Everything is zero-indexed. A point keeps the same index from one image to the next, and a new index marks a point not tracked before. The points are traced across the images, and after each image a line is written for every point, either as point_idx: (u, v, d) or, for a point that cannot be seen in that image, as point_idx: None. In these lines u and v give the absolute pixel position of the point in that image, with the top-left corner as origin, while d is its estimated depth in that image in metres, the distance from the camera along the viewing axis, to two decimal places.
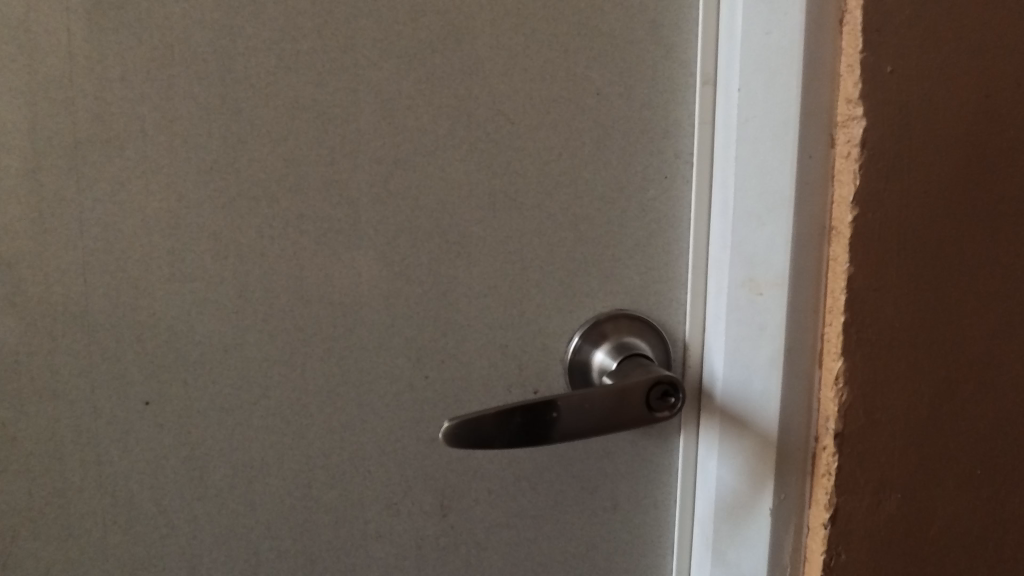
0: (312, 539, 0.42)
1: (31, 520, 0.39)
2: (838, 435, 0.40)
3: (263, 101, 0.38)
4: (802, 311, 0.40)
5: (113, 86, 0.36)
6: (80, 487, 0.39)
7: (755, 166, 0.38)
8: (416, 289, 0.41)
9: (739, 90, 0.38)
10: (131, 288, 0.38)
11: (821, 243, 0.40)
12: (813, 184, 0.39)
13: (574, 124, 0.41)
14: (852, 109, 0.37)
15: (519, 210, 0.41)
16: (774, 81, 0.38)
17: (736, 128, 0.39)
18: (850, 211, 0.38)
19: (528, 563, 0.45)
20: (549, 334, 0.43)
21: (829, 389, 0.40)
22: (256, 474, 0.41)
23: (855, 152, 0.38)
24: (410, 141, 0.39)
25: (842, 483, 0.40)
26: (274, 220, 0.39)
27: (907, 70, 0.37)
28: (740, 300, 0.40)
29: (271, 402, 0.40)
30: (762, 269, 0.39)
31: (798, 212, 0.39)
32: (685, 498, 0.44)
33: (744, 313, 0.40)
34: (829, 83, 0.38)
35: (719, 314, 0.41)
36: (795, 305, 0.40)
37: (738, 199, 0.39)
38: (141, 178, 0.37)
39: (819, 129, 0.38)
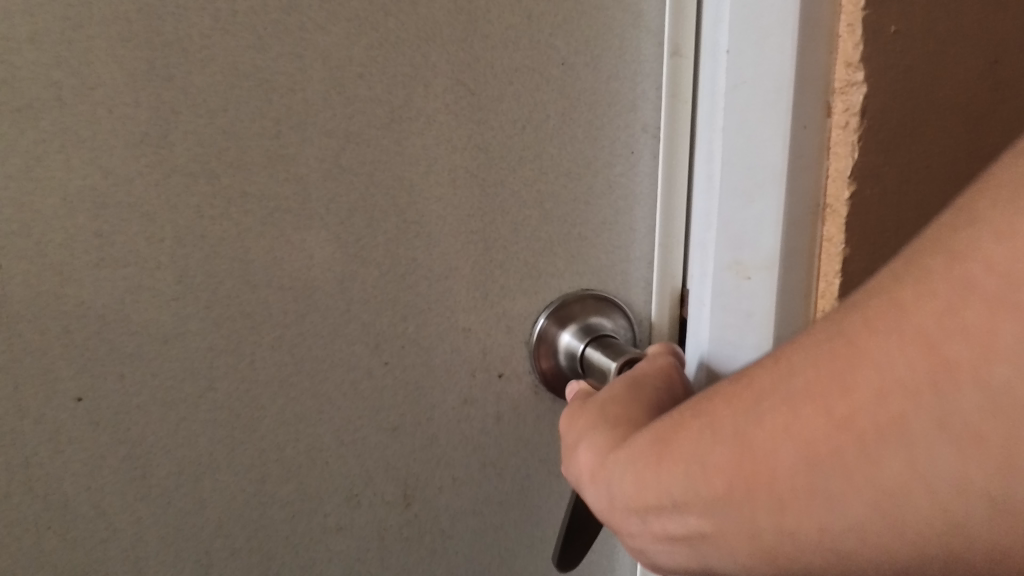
0: (269, 535, 0.39)
1: None
2: None
3: (199, 67, 0.34)
4: (792, 295, 0.36)
5: (22, 49, 0.32)
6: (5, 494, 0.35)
7: (743, 139, 0.36)
8: (373, 271, 0.38)
9: (728, 54, 0.36)
10: (54, 275, 0.34)
11: (814, 222, 0.36)
12: (808, 157, 0.35)
13: (538, 95, 0.39)
14: (852, 74, 0.33)
15: (481, 186, 0.39)
16: (767, 40, 0.34)
17: (727, 96, 0.36)
18: (846, 187, 0.35)
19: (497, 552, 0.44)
20: (514, 316, 0.41)
21: None
22: (205, 470, 0.38)
23: (854, 122, 0.34)
24: (363, 113, 0.37)
25: None
26: (215, 198, 0.35)
27: (909, 31, 0.34)
28: (728, 282, 0.38)
29: (218, 394, 0.37)
30: (750, 251, 0.36)
31: (791, 189, 0.34)
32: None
33: (732, 298, 0.38)
34: (826, 45, 0.33)
35: (704, 297, 0.40)
36: (787, 290, 0.36)
37: (723, 174, 0.37)
38: (61, 152, 0.33)
39: (817, 93, 0.34)
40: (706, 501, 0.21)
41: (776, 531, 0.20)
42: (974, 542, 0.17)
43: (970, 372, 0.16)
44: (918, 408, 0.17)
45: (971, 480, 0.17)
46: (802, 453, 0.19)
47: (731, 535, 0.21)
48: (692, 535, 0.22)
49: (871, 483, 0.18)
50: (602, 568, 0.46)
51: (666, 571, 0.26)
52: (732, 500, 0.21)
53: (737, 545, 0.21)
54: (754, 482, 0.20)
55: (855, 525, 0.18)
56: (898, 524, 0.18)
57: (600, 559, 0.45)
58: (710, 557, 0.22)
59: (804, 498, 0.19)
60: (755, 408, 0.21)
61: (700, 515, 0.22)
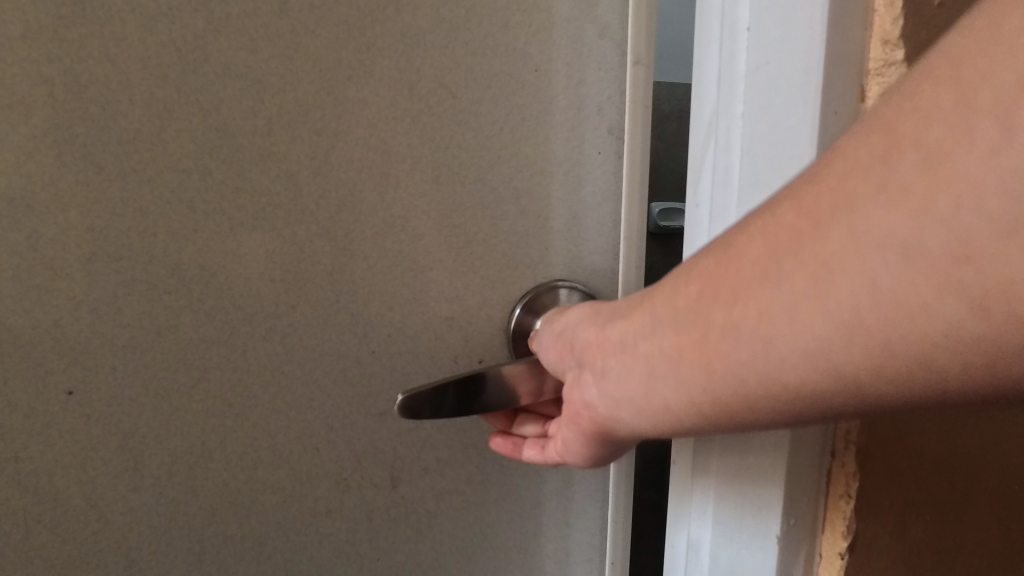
0: (261, 521, 0.41)
1: None
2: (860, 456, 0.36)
3: (192, 67, 0.35)
4: None
5: (15, 46, 0.33)
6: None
7: (767, 125, 0.35)
8: (362, 263, 0.40)
9: (749, 29, 0.35)
10: (46, 269, 0.35)
11: None
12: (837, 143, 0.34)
13: (514, 99, 0.42)
14: (890, 53, 0.33)
15: (462, 182, 0.42)
16: (792, 16, 0.33)
17: (748, 77, 0.35)
18: None
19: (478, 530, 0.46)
20: (493, 305, 0.44)
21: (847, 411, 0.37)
22: (197, 459, 0.39)
23: None
24: (351, 113, 0.39)
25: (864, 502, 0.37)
26: (208, 193, 0.37)
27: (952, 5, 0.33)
28: None
29: (210, 384, 0.38)
30: None
31: None
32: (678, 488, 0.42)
33: None
34: (860, 22, 0.33)
35: None
36: None
37: (747, 162, 0.36)
38: (53, 148, 0.34)
39: (849, 77, 0.34)
40: (678, 308, 0.28)
41: (725, 320, 0.25)
42: (879, 301, 0.21)
43: (912, 144, 0.20)
44: (864, 186, 0.21)
45: (895, 236, 0.20)
46: (765, 246, 0.24)
47: (690, 338, 0.27)
48: (659, 340, 0.29)
49: (814, 256, 0.22)
50: (580, 546, 0.47)
51: (630, 401, 0.31)
52: (704, 300, 0.27)
53: (691, 341, 0.27)
54: (722, 279, 0.26)
55: (785, 302, 0.23)
56: (824, 297, 0.22)
57: (578, 538, 0.47)
58: (664, 369, 0.29)
59: (754, 283, 0.24)
60: (741, 225, 0.26)
61: (674, 318, 0.28)
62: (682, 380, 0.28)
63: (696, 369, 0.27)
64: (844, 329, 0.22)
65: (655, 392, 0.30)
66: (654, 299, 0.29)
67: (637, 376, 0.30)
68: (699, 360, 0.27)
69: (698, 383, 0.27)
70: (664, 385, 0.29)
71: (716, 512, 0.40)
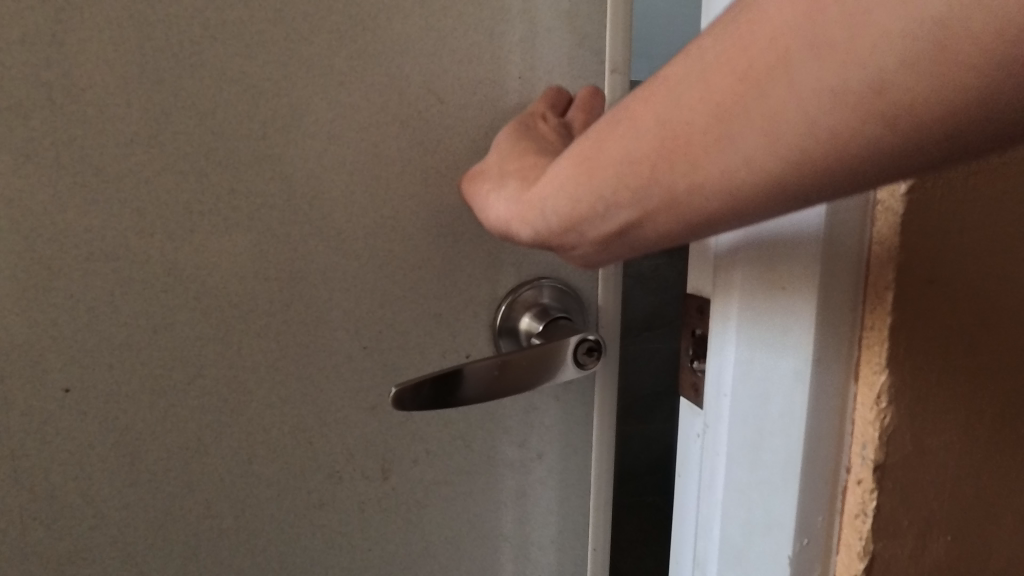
0: (255, 514, 0.42)
1: None
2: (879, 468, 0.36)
3: (189, 72, 0.36)
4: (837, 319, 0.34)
5: (13, 50, 0.33)
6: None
7: None
8: (354, 262, 0.42)
9: None
10: (43, 269, 0.35)
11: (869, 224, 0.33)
12: None
13: (499, 104, 0.44)
14: None
15: (449, 183, 0.43)
16: None
17: None
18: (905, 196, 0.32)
19: (465, 519, 0.47)
20: (479, 302, 0.45)
21: (869, 410, 0.35)
22: (193, 454, 0.40)
23: None
24: (344, 118, 0.40)
25: (881, 522, 0.37)
26: (204, 194, 0.38)
27: None
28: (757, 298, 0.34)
29: (206, 380, 0.39)
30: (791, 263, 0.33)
31: None
32: (696, 252, 0.38)
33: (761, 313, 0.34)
34: None
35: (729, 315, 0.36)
36: (828, 308, 0.33)
37: None
38: (51, 150, 0.35)
39: None
40: (632, 186, 0.25)
41: (685, 189, 0.24)
42: (833, 143, 0.19)
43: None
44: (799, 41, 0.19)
45: (839, 84, 0.18)
46: (708, 112, 0.22)
47: (648, 207, 0.26)
48: (626, 218, 0.27)
49: (760, 117, 0.21)
50: (563, 533, 0.49)
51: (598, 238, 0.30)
52: (655, 176, 0.24)
53: (657, 212, 0.25)
54: (671, 150, 0.23)
55: (739, 163, 0.22)
56: (776, 150, 0.21)
57: (562, 525, 0.49)
58: (641, 233, 0.28)
59: (706, 148, 0.22)
60: (671, 88, 0.23)
61: (629, 197, 0.26)
62: (662, 236, 0.27)
63: (674, 234, 0.26)
64: (806, 175, 0.20)
65: (637, 245, 0.29)
66: (597, 163, 0.27)
67: (621, 244, 0.29)
68: (674, 224, 0.25)
69: (679, 239, 0.26)
70: (643, 236, 0.28)
71: (722, 529, 0.38)
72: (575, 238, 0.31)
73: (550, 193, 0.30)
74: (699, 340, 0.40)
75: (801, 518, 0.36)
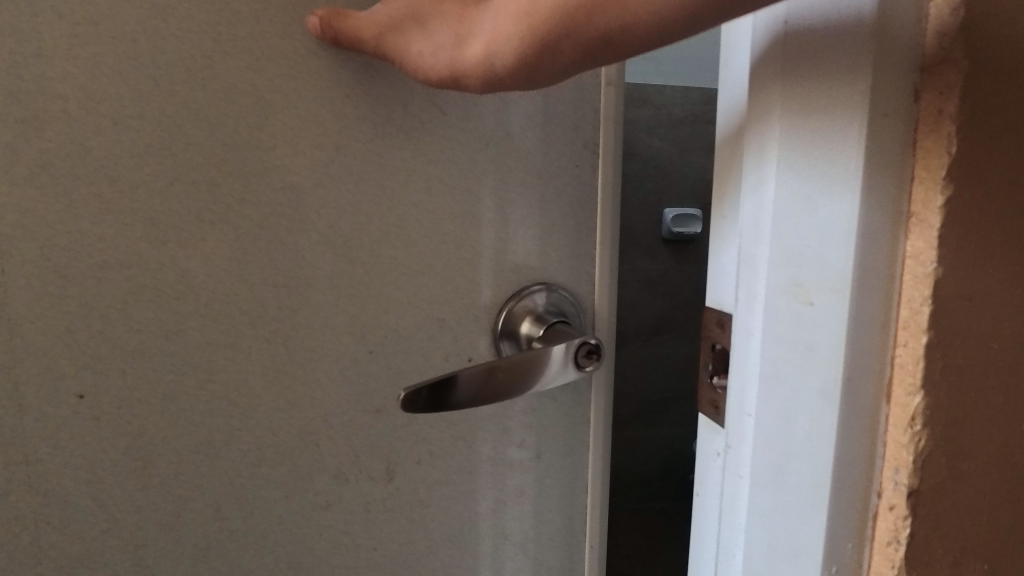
0: (264, 515, 0.43)
1: None
2: (913, 493, 0.29)
3: (201, 84, 0.38)
4: (870, 326, 0.29)
5: (31, 64, 0.34)
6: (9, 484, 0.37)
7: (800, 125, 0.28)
8: (359, 269, 0.43)
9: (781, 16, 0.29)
10: (59, 277, 0.36)
11: (897, 232, 0.28)
12: (888, 153, 0.27)
13: (500, 116, 0.45)
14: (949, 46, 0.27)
15: (451, 192, 0.45)
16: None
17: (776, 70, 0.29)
18: (942, 188, 0.27)
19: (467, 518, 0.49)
20: (481, 307, 0.46)
21: (902, 432, 0.29)
22: (204, 456, 0.40)
23: (951, 107, 0.27)
24: (350, 129, 0.41)
25: (914, 557, 0.30)
26: (214, 204, 0.39)
27: None
28: (782, 307, 0.30)
29: (216, 385, 0.40)
30: (811, 269, 0.29)
31: (867, 190, 0.27)
32: (728, 177, 0.34)
33: (787, 327, 0.30)
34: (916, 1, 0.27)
35: (750, 326, 0.32)
36: (860, 319, 0.28)
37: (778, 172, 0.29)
38: (68, 161, 0.36)
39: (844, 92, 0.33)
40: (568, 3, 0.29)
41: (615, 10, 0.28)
42: None
43: None
44: None
45: None
46: None
47: (587, 43, 0.29)
48: (557, 45, 0.30)
49: None
50: (562, 531, 0.51)
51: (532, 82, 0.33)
52: None
53: (587, 33, 0.29)
54: None
55: None
56: None
57: (562, 524, 0.51)
58: (566, 68, 0.31)
59: None
60: None
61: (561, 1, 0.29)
62: (586, 61, 0.30)
63: (600, 52, 0.30)
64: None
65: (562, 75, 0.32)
66: (535, 14, 0.30)
67: (551, 76, 0.32)
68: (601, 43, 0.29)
69: (603, 61, 0.30)
70: (573, 68, 0.31)
71: (746, 559, 0.33)
72: (523, 84, 0.33)
73: (495, 45, 0.33)
74: (721, 355, 0.37)
75: (833, 504, 0.30)
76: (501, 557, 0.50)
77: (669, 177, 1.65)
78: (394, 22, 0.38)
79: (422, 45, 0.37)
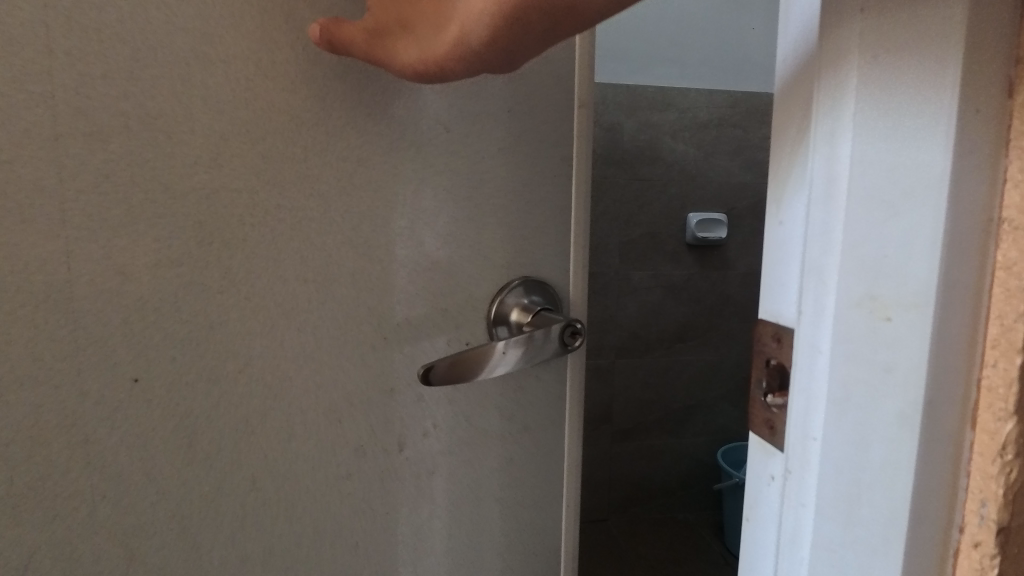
0: (293, 485, 0.48)
1: (13, 507, 0.39)
2: (1004, 531, 0.25)
3: (244, 103, 0.43)
4: (954, 344, 0.24)
5: (96, 83, 0.38)
6: (15, 456, 0.39)
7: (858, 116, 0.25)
8: (377, 266, 0.49)
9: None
10: (117, 273, 0.40)
11: (985, 233, 0.24)
12: (976, 141, 0.23)
13: (491, 133, 0.52)
14: None
15: (453, 199, 0.51)
16: None
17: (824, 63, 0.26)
18: None
19: (430, 513, 0.54)
20: (477, 299, 0.53)
21: (991, 464, 0.25)
22: (242, 433, 0.45)
23: None
24: (368, 143, 0.47)
25: None
26: (254, 209, 0.44)
27: None
28: (852, 324, 0.26)
29: (253, 369, 0.45)
30: (886, 278, 0.24)
31: (957, 181, 0.23)
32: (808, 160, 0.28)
33: (858, 346, 0.25)
34: None
35: (813, 344, 0.28)
36: (945, 338, 0.24)
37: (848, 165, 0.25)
38: (126, 170, 0.40)
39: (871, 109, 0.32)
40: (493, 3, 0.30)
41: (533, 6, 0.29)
42: None
43: None
44: None
45: None
46: None
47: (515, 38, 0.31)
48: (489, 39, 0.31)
49: None
50: (546, 496, 0.58)
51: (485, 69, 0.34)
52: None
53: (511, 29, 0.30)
54: None
55: None
56: None
57: (546, 489, 0.58)
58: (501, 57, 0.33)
59: None
60: None
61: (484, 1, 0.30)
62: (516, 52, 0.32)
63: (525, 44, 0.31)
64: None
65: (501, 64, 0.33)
66: (467, 17, 0.32)
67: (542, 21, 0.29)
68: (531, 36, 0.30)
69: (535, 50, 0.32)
70: (508, 58, 0.33)
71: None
72: (501, 58, 0.32)
73: (467, 22, 0.32)
74: (776, 370, 0.32)
75: (911, 546, 0.25)
76: (460, 547, 0.56)
77: (697, 184, 1.85)
78: (378, 29, 0.40)
79: (409, 46, 0.38)
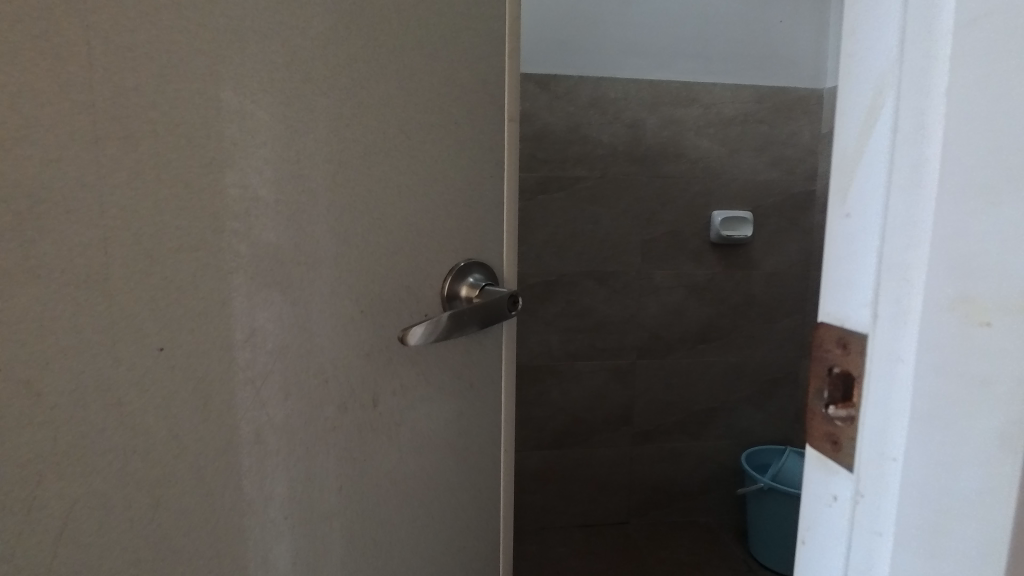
0: (291, 439, 0.55)
1: (58, 462, 0.44)
2: None
3: (250, 113, 0.49)
4: None
5: (129, 93, 0.44)
6: (61, 418, 0.44)
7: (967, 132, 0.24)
8: (356, 249, 0.57)
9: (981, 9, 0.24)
10: (145, 257, 0.46)
11: None
12: None
13: (444, 142, 0.61)
14: None
15: (414, 196, 0.60)
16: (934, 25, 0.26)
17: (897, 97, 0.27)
18: None
19: (373, 473, 0.61)
20: (433, 279, 0.62)
21: None
22: (251, 393, 0.52)
23: None
24: (348, 147, 0.55)
25: None
26: (260, 202, 0.51)
27: None
28: (946, 332, 0.26)
29: (258, 338, 0.52)
30: (983, 283, 0.24)
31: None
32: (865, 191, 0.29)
33: (948, 355, 0.26)
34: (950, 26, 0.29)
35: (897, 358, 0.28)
36: None
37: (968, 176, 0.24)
38: (154, 168, 0.46)
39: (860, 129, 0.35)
40: None
41: None
42: None
43: None
44: None
45: None
46: None
47: None
48: None
49: None
50: (485, 435, 0.71)
51: None
52: None
53: None
54: None
55: None
56: None
57: (485, 431, 0.71)
58: None
59: None
60: None
61: None
62: None
63: None
64: None
65: None
66: None
67: None
68: None
69: None
70: None
71: None
72: None
73: None
74: (839, 379, 0.32)
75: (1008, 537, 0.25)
76: (422, 481, 0.66)
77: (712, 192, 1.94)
78: None
79: None
